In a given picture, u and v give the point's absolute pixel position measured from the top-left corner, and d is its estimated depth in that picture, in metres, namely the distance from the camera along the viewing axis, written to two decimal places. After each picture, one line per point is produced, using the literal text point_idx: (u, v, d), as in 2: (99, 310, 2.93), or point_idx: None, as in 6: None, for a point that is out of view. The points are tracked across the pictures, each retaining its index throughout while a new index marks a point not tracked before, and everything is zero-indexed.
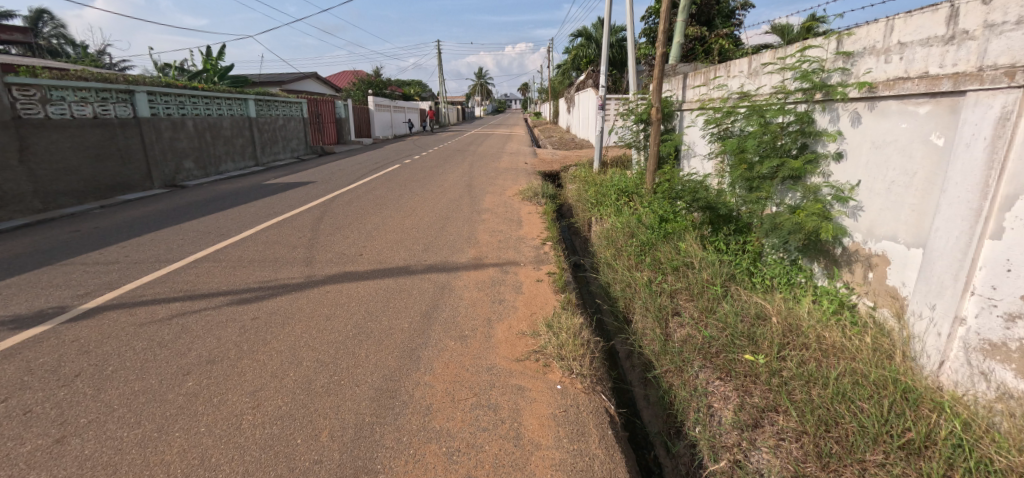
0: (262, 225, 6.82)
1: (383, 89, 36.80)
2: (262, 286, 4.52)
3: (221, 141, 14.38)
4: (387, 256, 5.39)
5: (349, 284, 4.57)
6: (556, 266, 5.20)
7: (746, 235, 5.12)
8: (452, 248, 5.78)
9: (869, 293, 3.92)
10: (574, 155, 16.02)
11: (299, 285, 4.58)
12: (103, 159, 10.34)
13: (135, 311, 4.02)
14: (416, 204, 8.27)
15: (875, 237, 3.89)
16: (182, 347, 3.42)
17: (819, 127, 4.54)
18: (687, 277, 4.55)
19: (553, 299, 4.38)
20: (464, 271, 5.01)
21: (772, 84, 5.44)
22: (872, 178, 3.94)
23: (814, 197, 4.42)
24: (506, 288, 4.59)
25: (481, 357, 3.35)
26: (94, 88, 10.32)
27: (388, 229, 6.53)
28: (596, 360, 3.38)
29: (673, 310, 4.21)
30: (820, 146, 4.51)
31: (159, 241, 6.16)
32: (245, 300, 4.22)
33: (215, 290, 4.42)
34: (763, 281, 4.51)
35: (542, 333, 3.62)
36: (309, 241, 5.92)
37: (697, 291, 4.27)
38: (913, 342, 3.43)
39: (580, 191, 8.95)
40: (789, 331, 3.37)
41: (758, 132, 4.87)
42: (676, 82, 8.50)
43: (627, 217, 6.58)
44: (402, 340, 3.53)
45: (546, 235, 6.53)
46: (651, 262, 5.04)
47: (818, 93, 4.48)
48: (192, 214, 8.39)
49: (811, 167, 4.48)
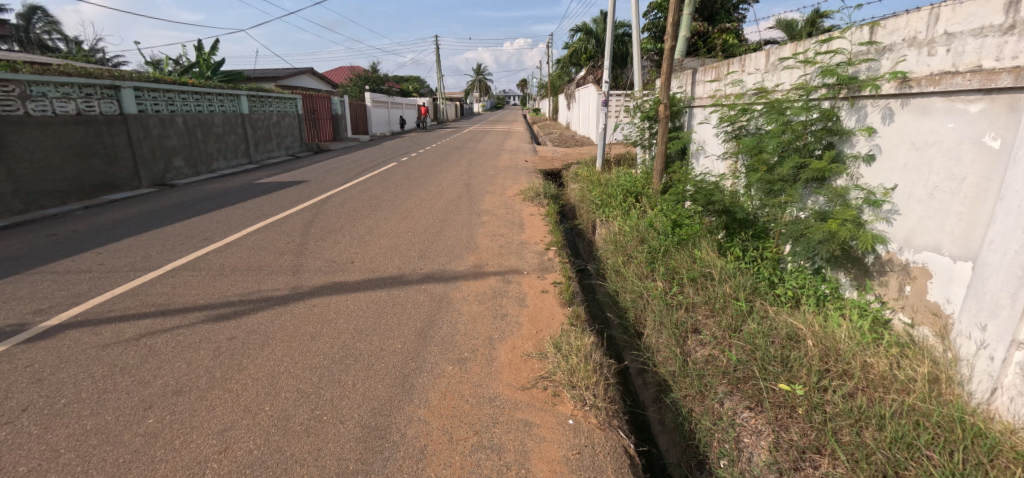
0: (249, 228, 6.45)
1: (381, 85, 36.36)
2: (242, 300, 4.16)
3: (212, 139, 13.97)
4: (380, 265, 5.02)
5: (338, 297, 4.20)
6: (562, 275, 4.83)
7: (765, 241, 4.75)
8: (450, 254, 5.41)
9: (906, 308, 3.57)
10: (576, 152, 15.63)
11: (283, 297, 4.21)
12: (87, 158, 9.95)
13: (100, 329, 3.67)
14: (412, 205, 7.89)
15: (914, 247, 3.53)
16: (147, 374, 3.09)
17: (846, 125, 4.18)
18: (707, 289, 4.18)
19: (560, 313, 4.03)
20: (463, 281, 4.64)
21: (792, 80, 5.07)
22: (911, 183, 3.58)
23: (842, 201, 4.04)
24: (508, 301, 4.23)
25: (482, 384, 3.01)
26: (78, 83, 9.92)
27: (382, 233, 6.17)
28: (610, 388, 3.03)
29: (692, 327, 3.86)
30: (848, 146, 4.16)
31: (139, 247, 5.81)
32: (222, 316, 3.86)
33: (191, 305, 4.07)
34: (788, 293, 4.14)
35: (550, 355, 3.26)
36: (297, 248, 5.55)
37: (717, 307, 3.91)
38: (960, 366, 3.05)
39: (584, 191, 8.57)
40: (830, 357, 3.01)
41: (778, 130, 4.50)
42: (686, 77, 8.10)
43: (637, 220, 6.20)
44: (394, 364, 3.18)
45: (549, 239, 6.17)
46: (665, 271, 4.69)
47: (846, 89, 4.12)
48: (177, 215, 8.00)
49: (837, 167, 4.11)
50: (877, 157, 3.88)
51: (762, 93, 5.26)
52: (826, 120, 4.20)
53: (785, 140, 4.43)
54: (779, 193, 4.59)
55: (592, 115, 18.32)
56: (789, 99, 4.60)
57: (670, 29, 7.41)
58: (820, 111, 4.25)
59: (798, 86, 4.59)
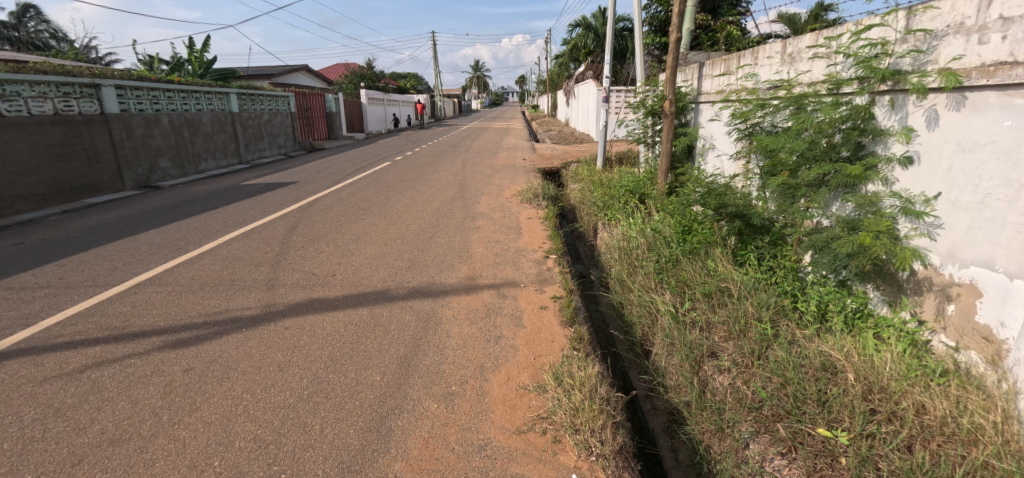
0: (226, 235, 6.02)
1: (377, 82, 35.86)
2: (207, 322, 3.73)
3: (200, 138, 13.52)
4: (363, 278, 4.59)
5: (314, 317, 3.78)
6: (563, 288, 4.41)
7: (782, 249, 4.36)
8: (441, 264, 5.00)
9: (949, 330, 3.19)
10: (575, 150, 15.21)
11: (252, 318, 3.79)
12: (66, 159, 9.51)
13: (42, 359, 3.26)
14: (404, 209, 7.46)
15: (960, 262, 3.16)
16: (83, 418, 2.67)
17: (880, 125, 3.77)
18: (725, 306, 3.76)
19: (560, 334, 3.62)
20: (454, 296, 4.22)
21: (816, 72, 4.66)
22: (958, 189, 3.19)
23: (875, 210, 3.65)
24: (503, 321, 3.81)
25: (471, 427, 2.60)
26: (55, 82, 9.47)
27: (369, 240, 5.75)
28: (620, 431, 2.62)
29: (710, 350, 3.45)
30: (882, 148, 3.75)
31: (106, 257, 5.39)
32: (182, 342, 3.43)
33: (149, 328, 3.64)
34: (812, 310, 3.72)
35: (549, 389, 2.85)
36: (274, 258, 5.12)
37: (736, 329, 3.49)
38: (1020, 401, 2.69)
39: (585, 192, 8.15)
40: (877, 395, 2.66)
41: (801, 130, 4.10)
42: (692, 70, 7.68)
43: (641, 224, 5.80)
44: (370, 402, 2.77)
45: (548, 246, 5.75)
46: (676, 285, 4.28)
47: (880, 84, 3.71)
48: (155, 220, 7.56)
49: (870, 171, 3.70)
50: (916, 162, 3.49)
51: (782, 87, 4.84)
52: (857, 118, 3.79)
53: (809, 141, 4.02)
54: (800, 199, 4.20)
55: (592, 111, 17.88)
56: (814, 95, 4.19)
57: (675, 20, 6.99)
58: (850, 109, 3.84)
59: (825, 79, 4.17)
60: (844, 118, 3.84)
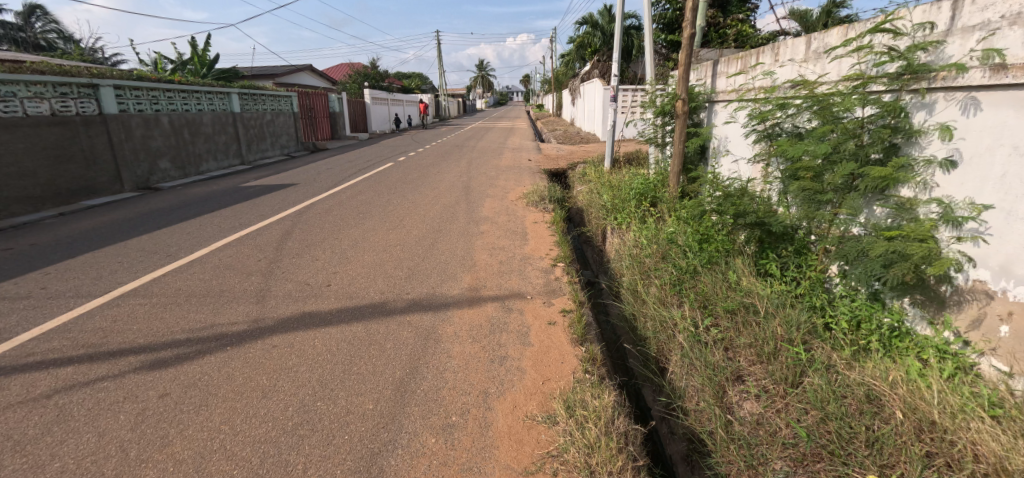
0: (219, 242, 5.75)
1: (381, 81, 35.67)
2: (189, 339, 3.46)
3: (201, 139, 13.30)
4: (359, 289, 4.32)
5: (304, 334, 3.50)
6: (572, 301, 4.13)
7: (807, 260, 4.03)
8: (443, 274, 4.71)
9: (1002, 353, 2.87)
10: (581, 151, 14.90)
11: (238, 334, 3.52)
12: (64, 161, 9.30)
13: (8, 383, 3.00)
14: (405, 213, 7.18)
15: (1016, 278, 2.84)
16: (44, 454, 2.43)
17: (913, 120, 3.46)
18: (751, 326, 3.44)
19: (571, 354, 3.34)
20: (456, 310, 3.94)
21: (839, 71, 4.36)
22: (1014, 197, 2.87)
23: (912, 217, 3.33)
24: (508, 338, 3.53)
25: (473, 468, 2.34)
26: (51, 82, 9.26)
27: (367, 247, 5.48)
28: (640, 473, 2.34)
29: (734, 373, 3.18)
30: (916, 149, 3.44)
31: (92, 264, 5.13)
32: (160, 362, 3.17)
33: (127, 346, 3.38)
34: (843, 326, 3.43)
35: (560, 421, 2.58)
36: (267, 266, 4.85)
37: (763, 351, 3.20)
38: None
39: (593, 195, 7.84)
40: (930, 434, 2.43)
41: (826, 131, 3.80)
42: (705, 68, 7.36)
43: (654, 230, 5.50)
44: (361, 435, 2.50)
45: (555, 253, 5.47)
46: (694, 298, 3.99)
47: (912, 80, 3.42)
48: (149, 224, 7.31)
49: (905, 174, 3.38)
50: (959, 164, 3.18)
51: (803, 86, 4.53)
52: (889, 114, 3.48)
53: (835, 142, 3.72)
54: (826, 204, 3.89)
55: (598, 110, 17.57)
56: (838, 93, 3.90)
57: (688, 16, 6.68)
58: (880, 107, 3.54)
59: (850, 77, 3.88)
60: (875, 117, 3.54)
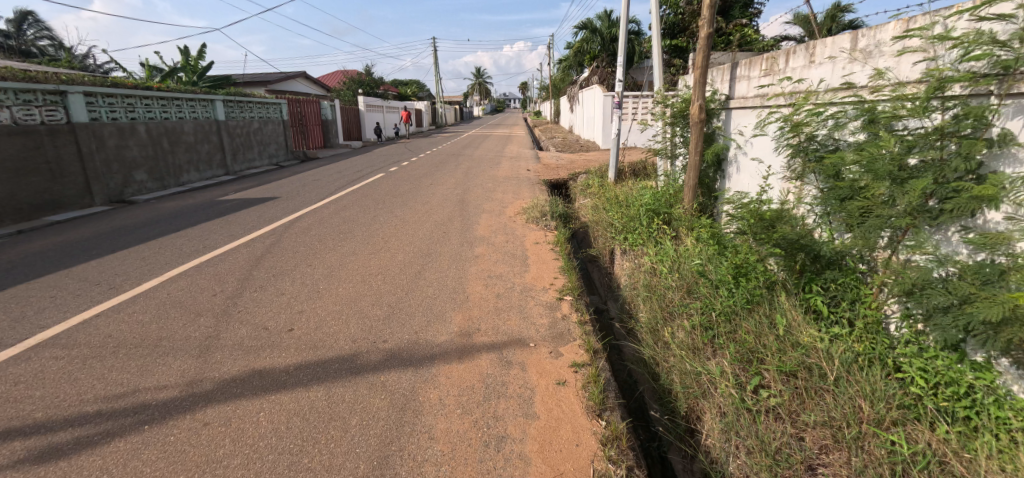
0: (173, 270, 4.99)
1: (376, 88, 35.08)
2: (99, 413, 2.70)
3: (182, 148, 12.56)
4: (327, 336, 3.56)
5: (248, 404, 2.76)
6: (584, 352, 3.38)
7: (858, 297, 3.24)
8: (429, 313, 3.97)
9: None
10: (581, 160, 14.26)
11: (164, 405, 2.77)
12: (26, 174, 8.53)
13: None
14: (391, 233, 6.45)
15: None
16: None
17: (986, 135, 2.76)
18: (823, 404, 2.69)
19: (587, 431, 2.62)
20: (442, 365, 3.19)
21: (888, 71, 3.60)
22: None
23: (1007, 254, 2.54)
24: (506, 408, 2.79)
25: None
26: (13, 88, 8.48)
27: (343, 277, 4.74)
28: None
29: (804, 462, 2.52)
30: (1008, 164, 2.68)
31: (21, 300, 4.37)
32: (53, 451, 2.42)
33: (16, 425, 2.62)
34: (919, 386, 2.63)
35: None
36: (222, 304, 4.10)
37: (842, 436, 2.54)
38: None
39: (598, 210, 7.13)
40: None
41: (876, 150, 3.08)
42: (722, 71, 6.66)
43: (669, 252, 4.77)
44: None
45: (559, 282, 4.74)
46: (735, 350, 3.22)
47: (996, 80, 2.72)
48: (106, 245, 6.53)
49: (998, 193, 2.58)
50: None
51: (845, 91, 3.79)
52: (965, 119, 2.75)
53: (893, 164, 2.99)
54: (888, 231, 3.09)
55: None
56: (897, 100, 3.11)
57: (706, 13, 5.99)
58: (955, 114, 2.83)
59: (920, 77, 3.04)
60: (946, 128, 2.82)
